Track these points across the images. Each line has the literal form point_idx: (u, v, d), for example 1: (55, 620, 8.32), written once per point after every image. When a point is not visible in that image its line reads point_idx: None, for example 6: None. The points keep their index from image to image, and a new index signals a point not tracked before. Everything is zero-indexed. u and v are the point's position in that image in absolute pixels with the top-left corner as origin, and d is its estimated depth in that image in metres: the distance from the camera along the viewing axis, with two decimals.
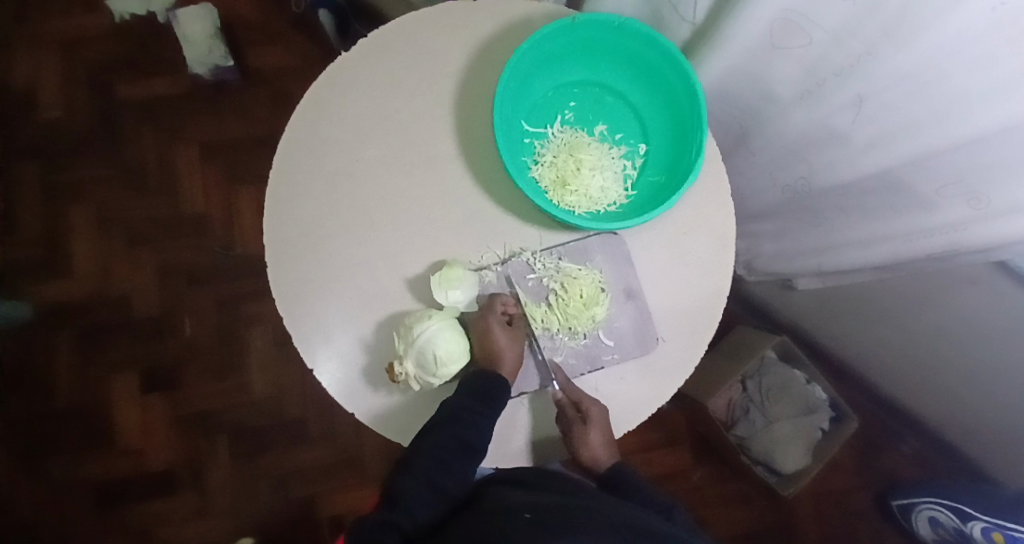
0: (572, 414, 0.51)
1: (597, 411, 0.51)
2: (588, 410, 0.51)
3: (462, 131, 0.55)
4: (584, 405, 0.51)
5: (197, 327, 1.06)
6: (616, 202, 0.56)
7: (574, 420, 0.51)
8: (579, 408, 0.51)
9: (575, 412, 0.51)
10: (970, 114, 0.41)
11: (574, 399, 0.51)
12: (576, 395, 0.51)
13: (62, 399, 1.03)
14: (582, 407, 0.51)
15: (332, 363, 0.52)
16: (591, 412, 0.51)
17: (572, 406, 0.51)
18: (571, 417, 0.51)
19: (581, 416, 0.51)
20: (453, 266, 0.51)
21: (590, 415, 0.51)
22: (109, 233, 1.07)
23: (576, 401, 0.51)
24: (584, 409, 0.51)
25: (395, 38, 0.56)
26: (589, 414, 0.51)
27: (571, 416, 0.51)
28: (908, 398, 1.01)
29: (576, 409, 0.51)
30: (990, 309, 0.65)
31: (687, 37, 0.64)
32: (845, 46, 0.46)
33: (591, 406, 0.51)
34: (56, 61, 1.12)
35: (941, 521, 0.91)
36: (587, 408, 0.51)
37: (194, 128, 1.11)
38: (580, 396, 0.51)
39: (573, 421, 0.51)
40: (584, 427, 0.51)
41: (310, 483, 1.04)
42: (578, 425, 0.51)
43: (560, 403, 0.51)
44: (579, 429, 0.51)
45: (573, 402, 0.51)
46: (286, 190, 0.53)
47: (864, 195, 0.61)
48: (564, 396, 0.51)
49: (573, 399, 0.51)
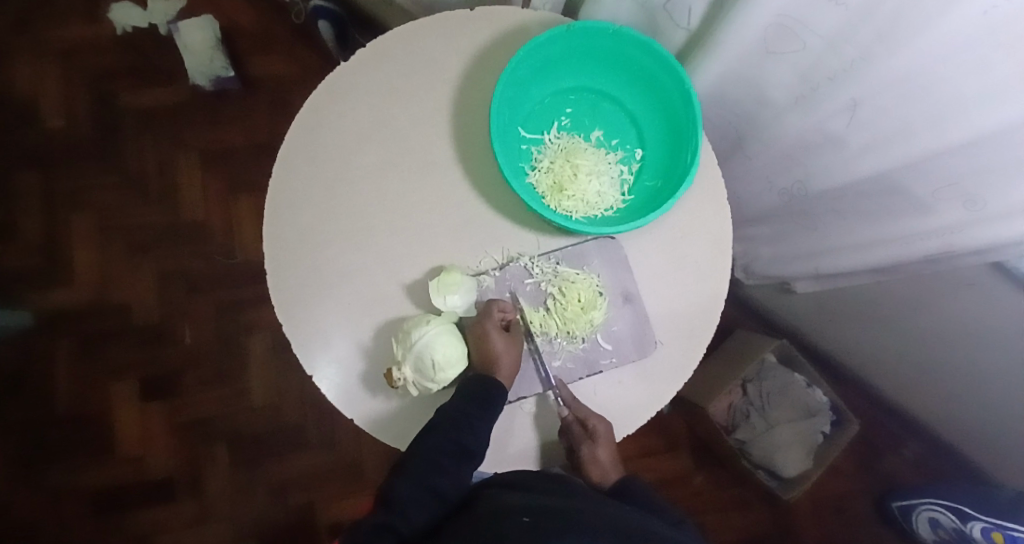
0: (579, 431, 0.52)
1: (604, 429, 0.52)
2: (594, 427, 0.51)
3: (459, 138, 0.56)
4: (590, 424, 0.51)
5: (197, 334, 1.06)
6: (613, 206, 0.57)
7: (581, 438, 0.51)
8: (585, 426, 0.51)
9: (581, 429, 0.52)
10: (963, 117, 0.42)
11: (580, 417, 0.52)
12: (582, 413, 0.51)
13: (61, 406, 1.03)
14: (588, 425, 0.51)
15: (331, 368, 0.52)
16: (598, 429, 0.51)
17: (578, 423, 0.52)
18: (578, 434, 0.51)
19: (587, 433, 0.51)
20: (451, 271, 0.51)
21: (597, 433, 0.52)
22: (109, 241, 1.08)
23: (583, 418, 0.52)
24: (591, 427, 0.51)
25: (394, 47, 0.57)
26: (596, 431, 0.51)
27: (577, 434, 0.51)
28: (908, 401, 1.01)
29: (582, 427, 0.52)
30: (987, 311, 0.65)
31: (681, 43, 0.64)
32: (839, 51, 0.46)
33: (597, 423, 0.52)
34: (58, 71, 1.13)
35: (941, 522, 0.90)
36: (594, 426, 0.51)
37: (194, 137, 1.12)
38: (586, 414, 0.52)
39: (580, 439, 0.51)
40: (591, 445, 0.51)
41: (309, 490, 1.03)
42: (585, 443, 0.51)
43: (567, 422, 0.52)
44: (587, 447, 0.51)
45: (579, 420, 0.52)
46: (286, 197, 0.54)
47: (860, 197, 0.62)
48: (570, 414, 0.52)
49: (580, 417, 0.52)
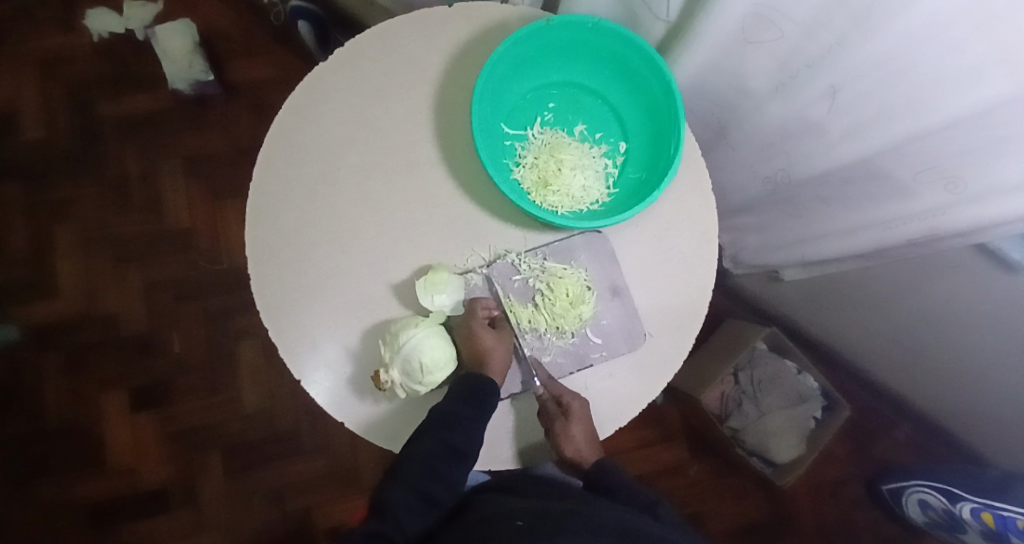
0: (553, 409, 0.51)
1: (578, 406, 0.51)
2: (568, 403, 0.51)
3: (441, 136, 0.55)
4: (565, 400, 0.51)
5: (187, 342, 1.05)
6: (598, 200, 0.57)
7: (556, 415, 0.51)
8: (560, 403, 0.51)
9: (556, 407, 0.51)
10: (941, 98, 0.42)
11: (555, 394, 0.51)
12: (557, 390, 0.51)
13: (53, 419, 1.02)
14: (563, 402, 0.51)
15: (320, 372, 0.51)
16: (572, 406, 0.51)
17: (554, 401, 0.51)
18: (552, 412, 0.51)
19: (562, 411, 0.51)
20: (438, 270, 0.51)
21: (571, 409, 0.51)
22: (95, 251, 1.06)
23: (558, 396, 0.51)
24: (565, 403, 0.51)
25: (372, 45, 0.56)
26: (570, 408, 0.51)
27: (552, 411, 0.51)
28: (897, 383, 1.02)
29: (557, 404, 0.51)
30: (970, 292, 0.66)
31: (661, 35, 0.64)
32: (816, 39, 0.46)
33: (571, 401, 0.51)
34: (35, 79, 1.11)
35: (931, 503, 0.91)
36: (568, 402, 0.51)
37: (176, 143, 1.11)
38: (560, 391, 0.51)
39: (554, 416, 0.51)
40: (565, 422, 0.50)
41: (305, 495, 1.03)
42: (559, 420, 0.50)
43: (541, 399, 0.51)
44: (560, 424, 0.50)
45: (555, 397, 0.51)
46: (267, 199, 0.53)
47: (843, 184, 0.62)
48: (546, 392, 0.51)
49: (555, 394, 0.51)
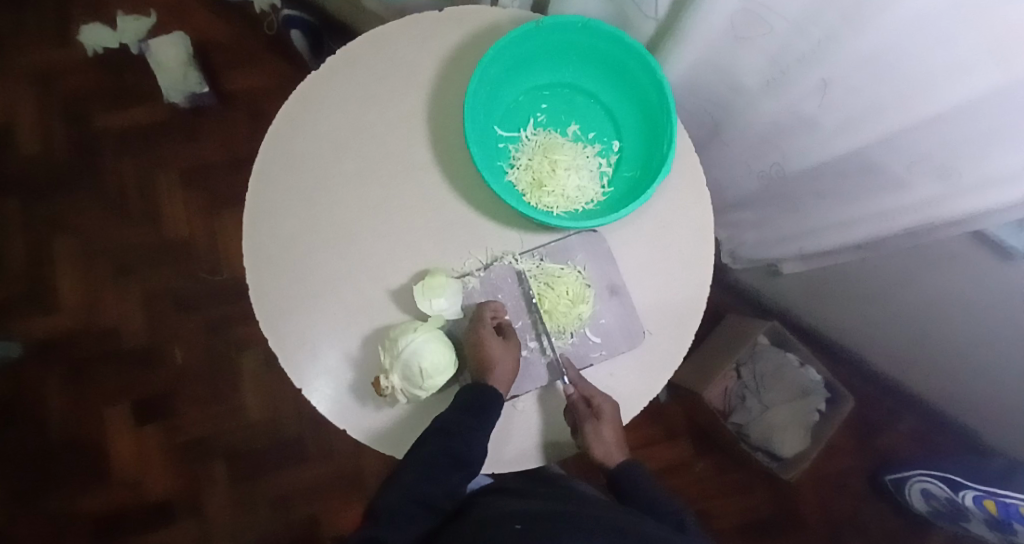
0: (584, 409, 0.51)
1: (609, 407, 0.51)
2: (599, 405, 0.51)
3: (436, 141, 0.56)
4: (595, 402, 0.51)
5: (188, 353, 1.05)
6: (593, 200, 0.57)
7: (586, 416, 0.51)
8: (591, 404, 0.51)
9: (586, 407, 0.51)
10: (933, 89, 0.42)
11: (585, 395, 0.51)
12: (589, 391, 0.51)
13: (56, 433, 1.02)
14: (593, 403, 0.51)
15: (321, 380, 0.52)
16: (603, 407, 0.51)
17: (584, 402, 0.52)
18: (583, 412, 0.51)
19: (593, 412, 0.51)
20: (435, 274, 0.51)
21: (602, 411, 0.51)
22: (95, 264, 1.06)
23: (588, 396, 0.51)
24: (596, 405, 0.51)
25: (364, 51, 0.57)
26: (601, 409, 0.51)
27: (582, 412, 0.51)
28: (900, 374, 1.02)
29: (588, 405, 0.51)
30: (967, 281, 0.67)
31: (652, 34, 0.64)
32: (806, 34, 0.47)
33: (602, 402, 0.51)
34: (30, 96, 1.11)
35: (933, 493, 0.90)
36: (599, 404, 0.51)
37: (172, 155, 1.11)
38: (592, 392, 0.51)
39: (585, 416, 0.51)
40: (596, 423, 0.51)
41: (311, 503, 1.03)
42: (590, 420, 0.51)
43: (572, 399, 0.51)
44: (591, 425, 0.51)
45: (585, 398, 0.51)
46: (263, 209, 0.53)
47: (836, 177, 0.62)
48: (576, 392, 0.52)
49: (586, 395, 0.51)
